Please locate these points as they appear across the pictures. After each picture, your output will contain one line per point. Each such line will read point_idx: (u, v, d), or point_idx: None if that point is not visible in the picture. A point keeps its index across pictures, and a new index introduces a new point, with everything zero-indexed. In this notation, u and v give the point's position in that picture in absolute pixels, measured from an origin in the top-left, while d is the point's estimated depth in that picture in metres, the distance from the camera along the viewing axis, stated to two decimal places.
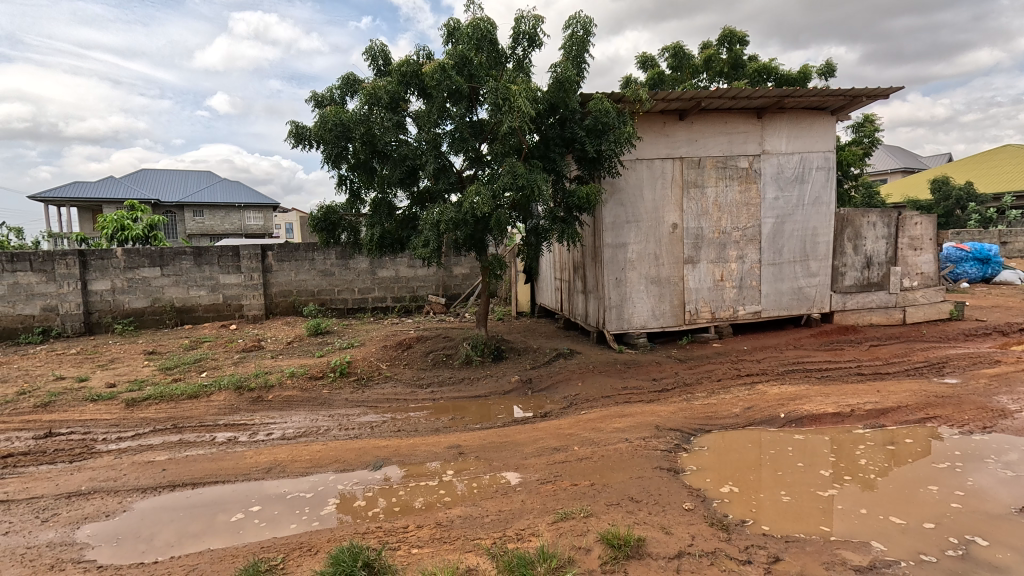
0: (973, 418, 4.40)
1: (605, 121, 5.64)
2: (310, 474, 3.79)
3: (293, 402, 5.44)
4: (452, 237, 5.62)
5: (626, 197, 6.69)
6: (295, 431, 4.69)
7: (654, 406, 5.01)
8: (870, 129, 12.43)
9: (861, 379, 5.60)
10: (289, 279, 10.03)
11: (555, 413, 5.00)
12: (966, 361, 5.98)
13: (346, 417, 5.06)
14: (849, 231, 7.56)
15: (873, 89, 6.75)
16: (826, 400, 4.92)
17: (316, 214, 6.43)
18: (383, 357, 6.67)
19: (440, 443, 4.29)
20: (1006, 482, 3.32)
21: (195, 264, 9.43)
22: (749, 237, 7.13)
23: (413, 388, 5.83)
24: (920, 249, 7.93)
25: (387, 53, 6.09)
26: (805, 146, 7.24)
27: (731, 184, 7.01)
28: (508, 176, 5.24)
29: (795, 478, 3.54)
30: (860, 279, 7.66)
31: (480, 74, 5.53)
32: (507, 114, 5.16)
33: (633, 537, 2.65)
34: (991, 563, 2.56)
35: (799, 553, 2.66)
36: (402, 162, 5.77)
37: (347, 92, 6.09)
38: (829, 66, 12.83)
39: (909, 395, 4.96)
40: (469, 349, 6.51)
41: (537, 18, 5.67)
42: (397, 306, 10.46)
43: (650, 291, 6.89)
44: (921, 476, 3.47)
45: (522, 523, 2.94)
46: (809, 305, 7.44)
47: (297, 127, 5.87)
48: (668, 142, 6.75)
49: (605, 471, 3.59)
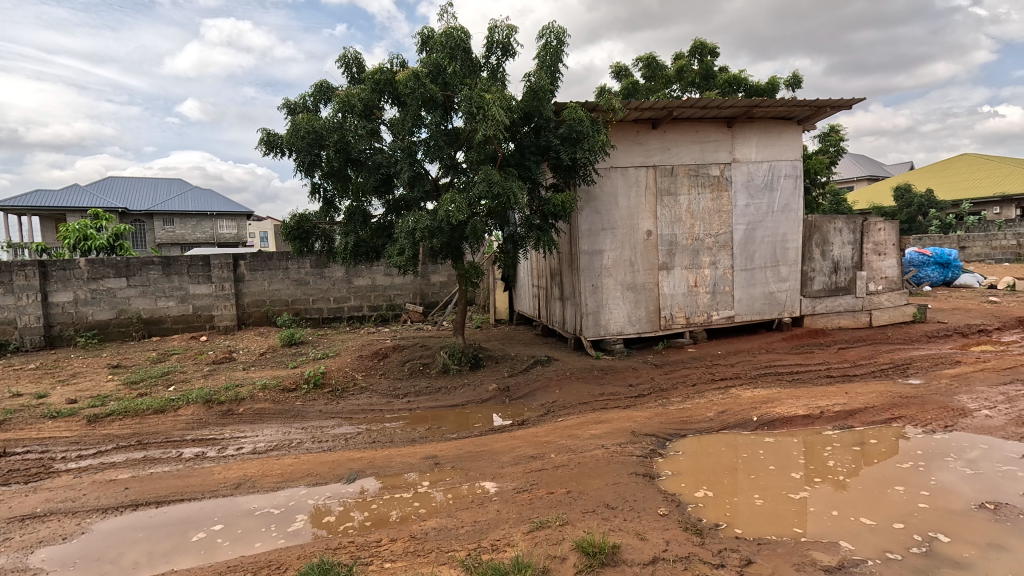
0: (935, 417, 4.55)
1: (580, 129, 5.69)
2: (281, 489, 3.69)
3: (266, 415, 5.32)
4: (427, 245, 5.58)
5: (601, 204, 6.77)
6: (267, 445, 4.58)
7: (630, 411, 5.05)
8: (835, 139, 12.83)
9: (830, 381, 5.74)
10: (262, 289, 9.82)
11: (533, 420, 4.99)
12: (929, 361, 6.19)
13: (319, 429, 4.96)
14: (817, 237, 7.78)
15: (837, 100, 6.99)
16: (797, 402, 5.02)
17: (289, 222, 6.33)
18: (359, 367, 6.57)
19: (416, 454, 4.23)
20: (966, 479, 3.44)
21: (163, 273, 9.18)
22: (721, 244, 7.27)
23: (389, 399, 5.75)
24: (884, 254, 8.17)
25: (361, 61, 6.06)
26: (774, 155, 7.44)
27: (703, 192, 7.14)
28: (484, 184, 5.24)
29: (767, 481, 3.59)
30: (828, 284, 7.87)
31: (454, 83, 5.55)
32: (482, 123, 5.16)
33: (608, 544, 2.65)
34: (954, 559, 2.63)
35: (771, 555, 2.70)
36: (377, 170, 5.72)
37: (320, 99, 6.05)
38: (795, 77, 13.28)
39: (875, 396, 5.10)
40: (446, 358, 6.46)
41: (511, 28, 5.70)
42: (374, 315, 10.34)
43: (626, 297, 6.97)
44: (888, 476, 3.55)
45: (497, 533, 2.91)
46: (780, 310, 7.62)
47: (268, 134, 5.80)
48: (642, 151, 6.87)
49: (583, 478, 3.60)
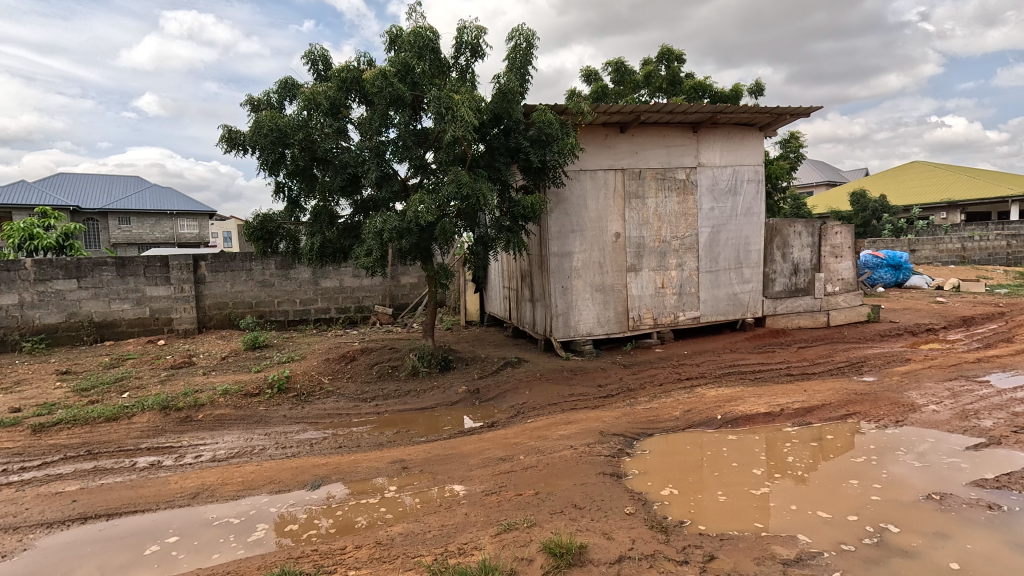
0: (887, 412, 4.75)
1: (549, 132, 5.73)
2: (241, 497, 3.58)
3: (226, 421, 5.14)
4: (396, 246, 5.50)
5: (570, 207, 6.82)
6: (227, 452, 4.42)
7: (599, 412, 5.10)
8: (795, 145, 13.29)
9: (790, 379, 5.93)
10: (224, 291, 9.51)
11: (503, 422, 4.98)
12: (881, 359, 6.47)
13: (283, 434, 4.83)
14: (778, 240, 8.04)
15: (796, 108, 7.24)
16: (758, 400, 5.17)
17: (252, 222, 6.15)
18: (325, 370, 6.43)
19: (383, 458, 4.17)
20: (914, 471, 3.61)
21: (118, 275, 8.79)
22: (687, 246, 7.43)
23: (356, 402, 5.64)
24: (840, 257, 8.49)
25: (327, 58, 5.95)
26: (738, 160, 7.65)
27: (669, 196, 7.29)
28: (453, 185, 5.21)
29: (730, 477, 3.68)
30: (789, 285, 8.14)
31: (423, 83, 5.51)
32: (450, 123, 5.13)
33: (574, 545, 2.66)
34: (903, 548, 2.75)
35: (733, 550, 2.77)
36: (343, 169, 5.61)
37: (285, 96, 5.91)
38: (757, 85, 13.71)
39: (832, 393, 5.30)
40: (415, 361, 6.38)
41: (480, 29, 5.69)
42: (341, 317, 10.14)
43: (595, 298, 7.04)
44: (843, 470, 3.69)
45: (464, 537, 2.89)
46: (743, 310, 7.84)
47: (230, 131, 5.62)
48: (610, 154, 6.96)
49: (551, 479, 3.61)
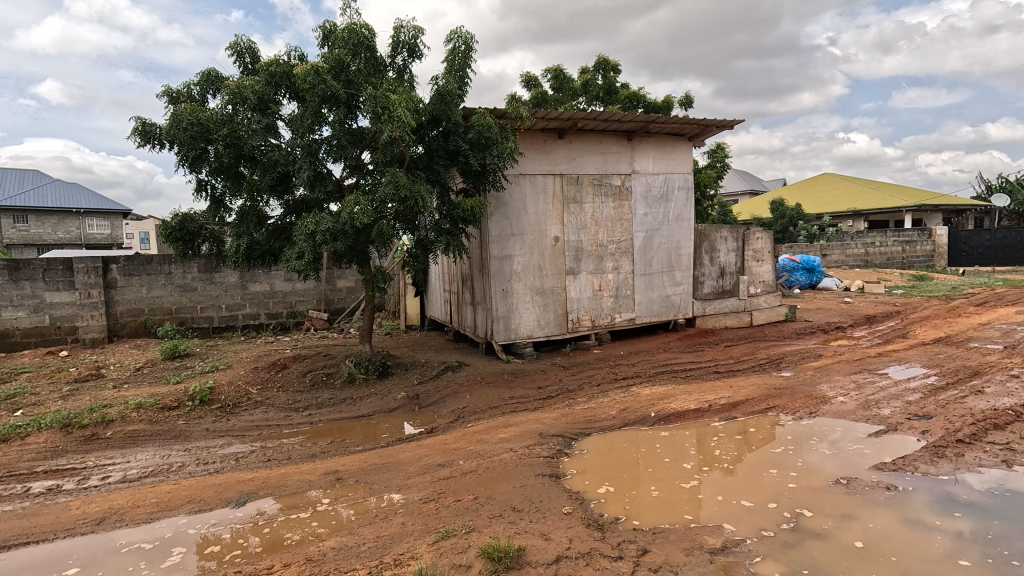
0: (802, 405, 5.13)
1: (488, 135, 5.74)
2: (155, 520, 3.30)
3: (140, 438, 4.73)
4: (330, 248, 5.30)
5: (510, 210, 6.86)
6: (140, 472, 4.07)
7: (538, 413, 5.15)
8: (721, 155, 14.11)
9: (717, 376, 6.27)
10: (139, 296, 8.78)
11: (443, 427, 4.92)
12: (797, 356, 6.98)
13: (205, 449, 4.51)
14: (706, 244, 8.48)
15: (721, 120, 7.68)
16: (689, 397, 5.42)
17: (170, 222, 5.72)
18: (253, 380, 6.07)
19: (316, 470, 3.99)
20: (825, 458, 3.91)
21: (10, 279, 7.89)
22: (623, 250, 7.67)
23: (287, 413, 5.37)
24: (762, 261, 9.09)
25: (255, 51, 5.65)
26: (669, 168, 8.01)
27: (606, 201, 7.51)
28: (390, 186, 5.09)
29: (663, 473, 3.82)
30: (716, 287, 8.61)
31: (358, 81, 5.35)
32: (387, 123, 5.02)
33: (512, 548, 2.66)
34: (815, 531, 2.97)
35: (664, 543, 2.87)
36: (273, 168, 5.34)
37: (207, 89, 5.56)
38: (687, 97, 14.44)
39: (755, 389, 5.65)
40: (352, 367, 6.17)
41: (418, 29, 5.62)
42: (272, 323, 9.63)
43: (535, 301, 7.12)
44: (764, 461, 3.94)
45: (401, 547, 2.82)
46: (675, 312, 8.20)
47: (144, 123, 5.21)
48: (549, 159, 7.07)
49: (490, 483, 3.60)
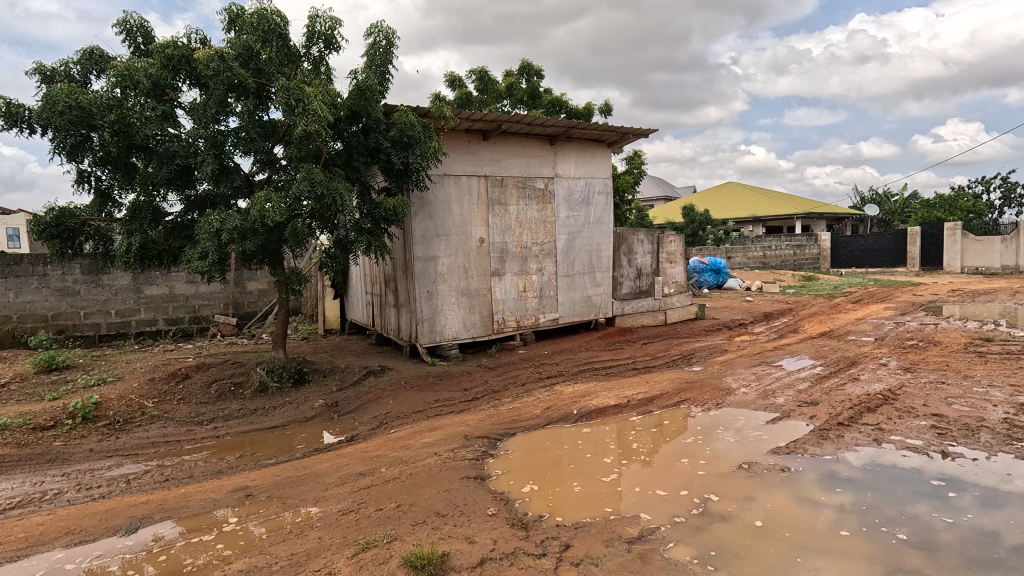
0: (710, 397, 5.51)
1: (411, 133, 5.63)
2: (22, 558, 2.88)
3: (4, 464, 4.12)
4: (238, 248, 4.93)
5: (434, 211, 6.77)
6: (3, 503, 3.54)
7: (464, 415, 5.12)
8: (638, 162, 14.85)
9: (635, 372, 6.57)
10: (5, 301, 7.67)
11: (364, 435, 4.74)
12: (706, 351, 7.49)
13: (88, 472, 4.02)
14: (625, 246, 8.88)
15: (637, 128, 8.07)
16: (609, 394, 5.64)
17: (43, 218, 5.05)
18: (148, 392, 5.50)
19: (222, 488, 3.69)
20: (730, 446, 4.23)
21: None
22: (546, 252, 7.83)
23: (189, 427, 4.92)
24: (674, 262, 9.67)
25: (148, 30, 5.13)
26: (590, 172, 8.29)
27: (530, 204, 7.63)
28: (305, 183, 4.83)
29: (585, 468, 3.93)
30: (634, 288, 9.04)
31: (269, 70, 5.03)
32: (301, 116, 4.76)
33: (436, 554, 2.62)
34: (721, 514, 3.19)
35: (586, 536, 2.96)
36: (170, 160, 4.88)
37: (90, 69, 4.97)
38: (606, 105, 15.06)
39: (668, 383, 5.99)
40: (264, 375, 5.78)
41: (335, 20, 5.39)
42: (172, 329, 8.80)
43: (460, 303, 7.07)
44: (677, 451, 4.18)
45: (317, 563, 2.68)
46: (596, 311, 8.50)
47: (9, 104, 4.56)
48: (473, 160, 7.06)
49: (414, 490, 3.51)
